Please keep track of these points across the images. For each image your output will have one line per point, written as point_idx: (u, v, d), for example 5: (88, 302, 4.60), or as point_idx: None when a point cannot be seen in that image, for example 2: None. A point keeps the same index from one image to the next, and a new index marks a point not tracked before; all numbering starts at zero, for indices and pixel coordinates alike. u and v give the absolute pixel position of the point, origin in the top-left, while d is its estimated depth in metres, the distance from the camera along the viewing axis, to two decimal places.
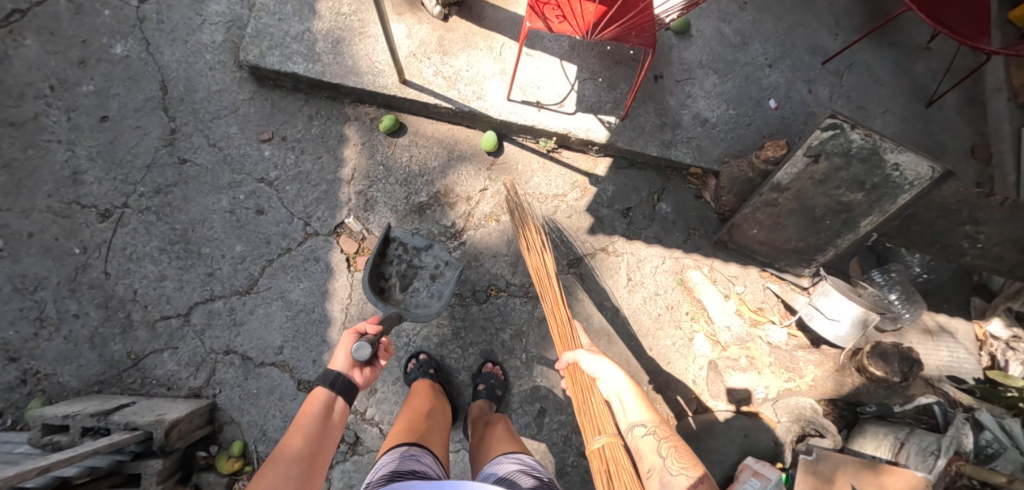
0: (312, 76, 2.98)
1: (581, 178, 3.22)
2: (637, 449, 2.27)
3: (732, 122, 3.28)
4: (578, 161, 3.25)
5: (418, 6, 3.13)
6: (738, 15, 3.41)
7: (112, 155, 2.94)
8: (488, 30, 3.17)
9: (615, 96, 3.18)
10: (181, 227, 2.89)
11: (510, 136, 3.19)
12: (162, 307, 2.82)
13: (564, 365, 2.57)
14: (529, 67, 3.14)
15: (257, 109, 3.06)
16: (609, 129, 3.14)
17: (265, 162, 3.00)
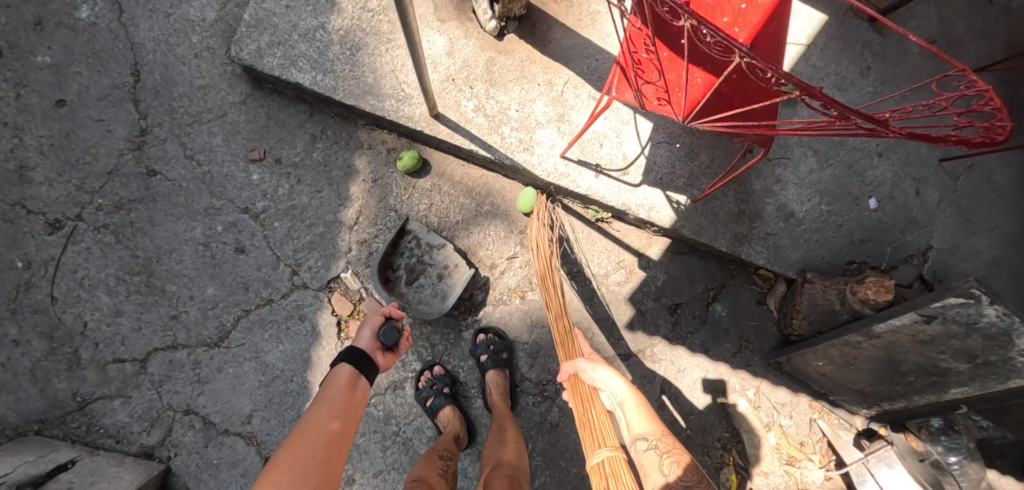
0: (320, 90, 2.37)
1: (629, 258, 2.74)
2: (642, 466, 1.84)
3: (821, 220, 2.70)
4: (629, 237, 2.75)
5: (466, 15, 2.48)
6: (856, 83, 2.78)
7: (67, 151, 2.39)
8: (549, 59, 2.52)
9: (692, 170, 2.60)
10: (147, 256, 2.41)
11: (556, 196, 2.67)
12: (116, 348, 2.39)
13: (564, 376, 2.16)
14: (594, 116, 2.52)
15: (248, 118, 2.48)
16: (676, 211, 2.62)
17: (253, 188, 2.47)
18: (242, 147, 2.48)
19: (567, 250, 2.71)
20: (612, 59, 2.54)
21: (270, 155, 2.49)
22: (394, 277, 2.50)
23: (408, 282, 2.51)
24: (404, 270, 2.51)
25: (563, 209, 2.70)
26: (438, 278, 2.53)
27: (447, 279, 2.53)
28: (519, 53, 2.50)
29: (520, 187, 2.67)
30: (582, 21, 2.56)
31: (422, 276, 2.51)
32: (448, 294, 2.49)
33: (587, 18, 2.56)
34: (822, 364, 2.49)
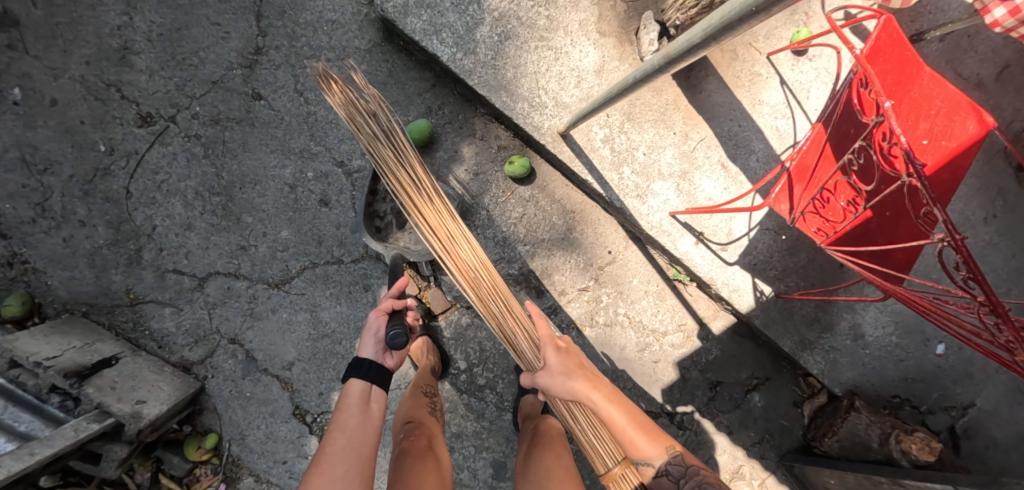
0: (455, 68, 2.20)
1: (691, 323, 2.75)
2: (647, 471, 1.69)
3: (885, 350, 2.70)
4: (699, 303, 2.74)
5: (627, 38, 2.28)
6: (975, 227, 2.67)
7: (176, 46, 2.27)
8: (694, 109, 2.39)
9: (785, 263, 2.56)
10: (231, 179, 2.32)
11: (646, 245, 2.63)
12: (178, 259, 2.36)
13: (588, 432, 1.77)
14: (715, 183, 2.41)
15: (370, 70, 2.33)
16: (757, 300, 2.59)
17: (352, 144, 2.35)
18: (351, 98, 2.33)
19: (635, 299, 2.67)
20: (754, 130, 2.42)
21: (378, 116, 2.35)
22: (381, 221, 2.23)
23: (397, 225, 2.25)
24: (392, 213, 2.25)
25: (648, 259, 2.65)
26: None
27: None
28: (665, 94, 2.37)
29: (614, 225, 2.59)
30: (740, 79, 2.41)
31: (410, 217, 2.26)
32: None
33: (747, 78, 2.41)
34: (832, 482, 2.48)
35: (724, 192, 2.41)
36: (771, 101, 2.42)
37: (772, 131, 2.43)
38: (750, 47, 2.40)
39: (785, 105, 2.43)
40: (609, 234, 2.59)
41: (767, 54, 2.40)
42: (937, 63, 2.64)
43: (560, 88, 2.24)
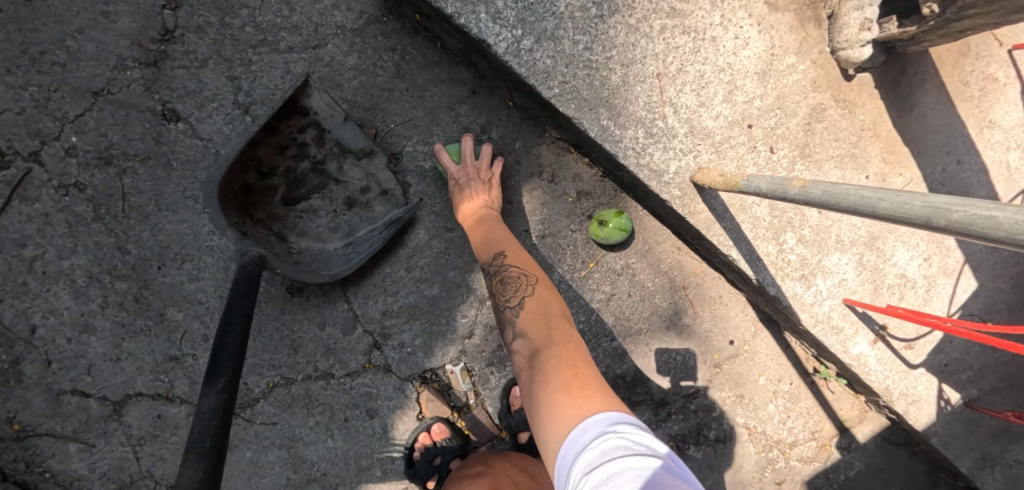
0: (514, 68, 1.25)
1: (825, 429, 1.76)
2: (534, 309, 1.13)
3: None
4: (840, 403, 1.75)
5: (809, 16, 1.34)
6: None
7: (30, 30, 1.31)
8: (897, 135, 1.42)
9: (985, 362, 1.59)
10: (143, 254, 1.43)
11: (781, 327, 1.68)
12: (76, 376, 1.50)
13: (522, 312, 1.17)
14: (913, 251, 1.47)
15: (360, 66, 1.37)
16: (940, 413, 1.61)
17: (325, 193, 1.36)
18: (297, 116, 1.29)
19: (756, 404, 1.72)
20: (979, 169, 1.42)
21: (329, 131, 1.33)
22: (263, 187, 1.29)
23: (285, 199, 1.33)
24: (283, 178, 1.31)
25: (788, 351, 1.72)
26: (345, 207, 1.38)
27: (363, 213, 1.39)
28: (863, 115, 1.40)
29: (743, 303, 1.67)
30: (968, 85, 1.40)
31: (317, 196, 1.36)
32: (356, 237, 1.38)
33: (976, 84, 1.40)
34: None
35: (923, 265, 1.47)
36: (1004, 123, 1.42)
37: (998, 169, 1.43)
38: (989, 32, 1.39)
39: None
40: (734, 318, 1.68)
41: (1010, 47, 1.40)
42: None
43: (699, 104, 1.31)
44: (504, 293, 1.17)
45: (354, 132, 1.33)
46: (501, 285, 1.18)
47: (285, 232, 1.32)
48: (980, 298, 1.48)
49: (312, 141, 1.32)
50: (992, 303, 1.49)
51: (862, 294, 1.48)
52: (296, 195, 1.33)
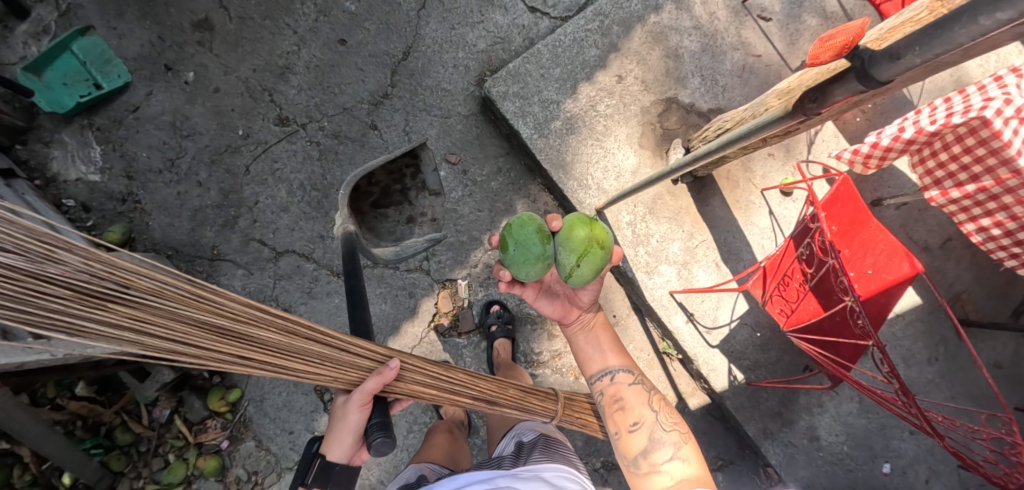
0: (530, 145, 2.88)
1: (670, 394, 3.12)
2: (639, 400, 2.24)
3: (836, 455, 3.07)
4: (681, 378, 3.15)
5: (660, 154, 2.99)
6: (920, 365, 3.30)
7: (325, 77, 2.96)
8: (700, 217, 3.01)
9: (755, 357, 3.03)
10: (332, 181, 2.90)
11: (643, 316, 3.12)
12: (266, 232, 2.84)
13: (621, 381, 2.27)
14: (709, 276, 2.99)
15: (464, 130, 3.01)
16: (730, 383, 3.01)
17: (400, 207, 2.17)
18: (410, 154, 2.15)
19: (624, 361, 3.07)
20: (744, 244, 3.03)
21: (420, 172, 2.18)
22: (364, 191, 2.11)
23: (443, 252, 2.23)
24: (378, 190, 2.13)
25: (645, 330, 3.12)
26: (406, 221, 2.17)
27: (415, 224, 2.19)
28: (680, 200, 3.00)
29: (623, 296, 3.12)
30: (739, 202, 3.04)
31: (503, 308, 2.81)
32: (407, 243, 2.09)
33: (744, 202, 3.04)
34: None
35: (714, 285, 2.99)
36: (760, 224, 3.04)
37: (758, 247, 3.03)
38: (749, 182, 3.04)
39: (770, 230, 3.05)
40: (617, 301, 3.11)
41: (762, 188, 3.05)
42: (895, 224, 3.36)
43: (605, 176, 2.92)
44: (658, 407, 2.25)
45: (436, 178, 2.19)
46: (659, 403, 2.26)
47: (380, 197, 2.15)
48: (751, 316, 3.04)
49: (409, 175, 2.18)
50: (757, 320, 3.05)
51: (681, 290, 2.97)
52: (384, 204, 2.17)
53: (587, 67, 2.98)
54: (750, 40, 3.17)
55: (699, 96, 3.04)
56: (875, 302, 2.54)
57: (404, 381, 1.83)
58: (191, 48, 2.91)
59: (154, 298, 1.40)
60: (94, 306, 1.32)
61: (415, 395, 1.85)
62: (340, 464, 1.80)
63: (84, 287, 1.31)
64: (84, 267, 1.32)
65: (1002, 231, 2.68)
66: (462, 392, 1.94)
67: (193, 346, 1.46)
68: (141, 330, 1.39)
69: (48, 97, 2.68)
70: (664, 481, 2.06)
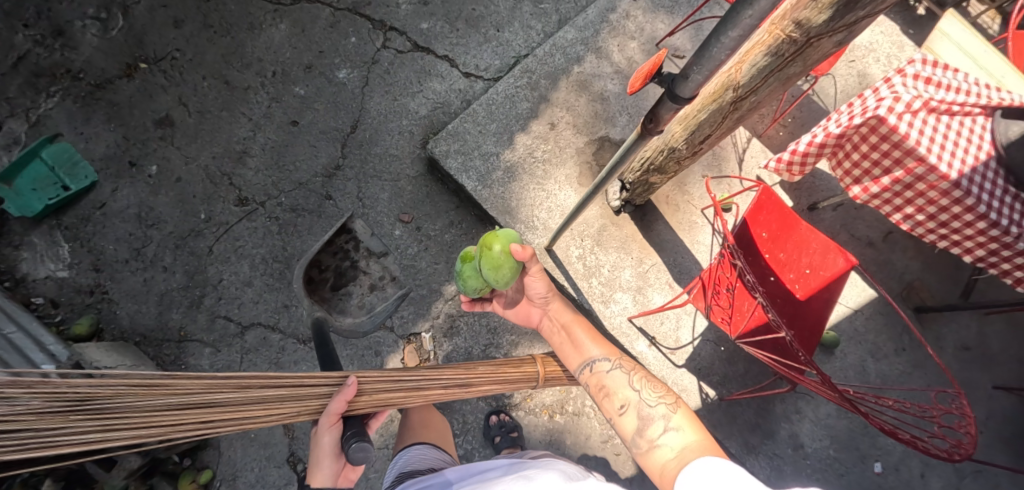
0: (475, 195, 3.06)
1: None
2: (619, 383, 2.27)
3: (825, 461, 3.07)
4: None
5: None
6: (889, 358, 3.42)
7: (280, 157, 3.17)
8: (648, 242, 3.16)
9: (724, 371, 3.10)
10: (293, 251, 3.03)
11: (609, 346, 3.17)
12: (231, 308, 2.92)
13: (601, 365, 2.32)
14: (665, 298, 3.10)
15: (414, 189, 3.19)
16: (704, 400, 3.06)
17: (358, 279, 2.34)
18: (345, 231, 2.32)
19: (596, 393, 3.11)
20: (693, 263, 3.20)
21: (364, 242, 2.37)
22: (319, 278, 2.23)
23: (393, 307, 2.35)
24: (331, 272, 2.27)
25: None
26: (369, 289, 2.36)
27: (379, 292, 2.37)
28: (626, 228, 3.15)
29: None
30: (682, 224, 3.23)
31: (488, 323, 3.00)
32: (376, 309, 2.30)
33: (686, 223, 3.23)
34: None
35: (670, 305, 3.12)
36: (705, 242, 3.23)
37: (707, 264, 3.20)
38: (688, 203, 3.24)
39: (715, 246, 3.23)
40: None
41: (701, 208, 3.25)
42: (836, 225, 3.59)
43: (552, 215, 3.09)
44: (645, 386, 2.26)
45: (378, 242, 2.40)
46: (645, 381, 2.27)
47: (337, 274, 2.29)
48: (712, 331, 3.14)
49: (353, 248, 2.34)
50: (717, 334, 3.13)
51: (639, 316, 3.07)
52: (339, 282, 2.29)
53: (520, 119, 3.22)
54: (667, 79, 3.52)
55: (628, 132, 3.31)
56: (818, 298, 2.67)
57: (368, 392, 1.87)
58: (154, 144, 3.17)
59: (133, 399, 1.48)
60: (78, 421, 1.39)
61: (387, 401, 1.93)
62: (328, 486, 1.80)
63: (65, 397, 1.38)
64: (61, 387, 1.38)
65: (924, 215, 2.94)
66: (430, 386, 2.05)
67: (178, 424, 1.54)
68: (126, 432, 1.45)
69: (17, 202, 2.87)
70: (665, 454, 2.00)
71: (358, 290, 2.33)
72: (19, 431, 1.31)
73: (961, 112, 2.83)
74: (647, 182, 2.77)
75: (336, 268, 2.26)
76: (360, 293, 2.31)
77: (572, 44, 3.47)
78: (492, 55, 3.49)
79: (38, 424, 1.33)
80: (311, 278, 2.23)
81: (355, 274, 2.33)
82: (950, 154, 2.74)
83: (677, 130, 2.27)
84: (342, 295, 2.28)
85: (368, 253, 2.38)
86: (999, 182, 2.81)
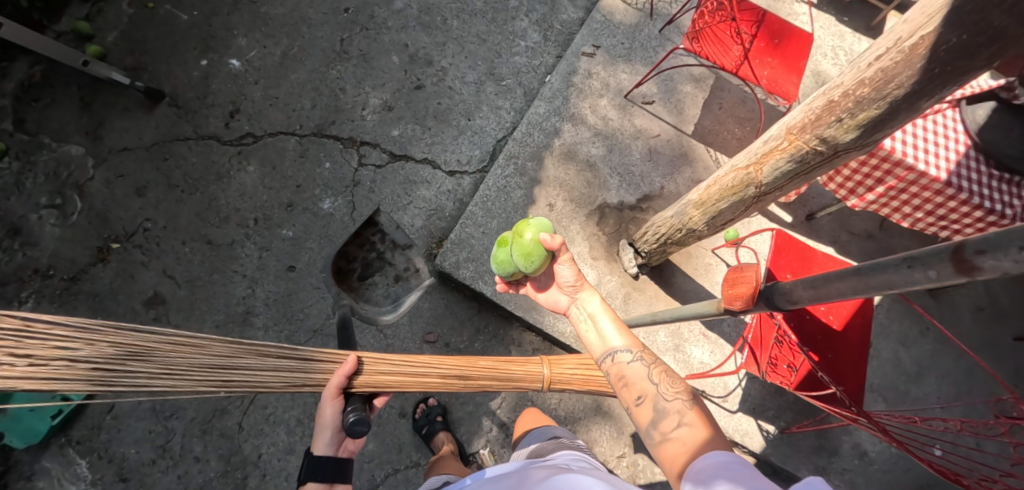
0: (496, 299, 3.02)
1: None
2: (626, 370, 1.89)
3: (893, 462, 3.14)
4: None
5: (613, 257, 3.23)
6: (918, 341, 3.53)
7: (287, 308, 3.04)
8: (673, 298, 3.19)
9: (777, 404, 3.15)
10: None
11: None
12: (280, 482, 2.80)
13: (613, 348, 1.93)
14: (702, 349, 3.15)
15: (430, 305, 3.11)
16: (766, 438, 3.10)
17: (384, 271, 2.50)
18: (370, 224, 2.48)
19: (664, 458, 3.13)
20: (720, 305, 3.25)
21: (388, 234, 2.50)
22: (348, 269, 2.38)
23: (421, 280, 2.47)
24: (359, 262, 2.43)
25: None
26: (395, 278, 2.51)
27: (404, 282, 2.53)
28: (648, 291, 3.18)
29: None
30: (698, 269, 3.27)
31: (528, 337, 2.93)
32: (400, 297, 2.45)
33: (702, 268, 3.27)
34: None
35: (710, 353, 3.15)
36: (725, 281, 3.29)
37: None
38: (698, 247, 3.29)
39: None
40: None
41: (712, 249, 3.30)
42: (837, 227, 3.68)
43: None
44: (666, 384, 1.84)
45: (403, 234, 2.50)
46: (665, 374, 1.86)
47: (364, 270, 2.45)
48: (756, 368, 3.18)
49: (378, 240, 2.50)
50: None
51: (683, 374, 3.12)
52: (366, 273, 2.46)
53: (518, 209, 3.22)
54: (643, 129, 3.58)
55: (623, 193, 3.36)
56: (855, 325, 2.75)
57: (366, 372, 1.69)
58: (149, 327, 3.00)
59: (169, 354, 1.41)
60: (133, 367, 1.36)
61: (385, 387, 1.71)
62: (327, 454, 1.79)
63: (113, 352, 1.34)
64: (86, 351, 1.31)
65: (923, 212, 3.06)
66: (435, 375, 1.78)
67: (208, 387, 1.44)
68: (185, 391, 1.42)
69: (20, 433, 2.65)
70: (675, 451, 1.66)
71: (386, 281, 2.50)
72: (78, 363, 1.30)
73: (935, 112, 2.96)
74: (665, 251, 2.82)
75: (363, 258, 2.43)
76: (387, 283, 2.48)
77: (545, 117, 3.48)
78: (470, 146, 3.47)
79: (104, 361, 1.33)
80: (340, 268, 2.37)
81: (384, 265, 2.53)
82: (938, 156, 2.84)
83: (695, 214, 2.34)
84: (370, 287, 2.44)
85: (392, 246, 2.52)
86: (991, 167, 2.90)
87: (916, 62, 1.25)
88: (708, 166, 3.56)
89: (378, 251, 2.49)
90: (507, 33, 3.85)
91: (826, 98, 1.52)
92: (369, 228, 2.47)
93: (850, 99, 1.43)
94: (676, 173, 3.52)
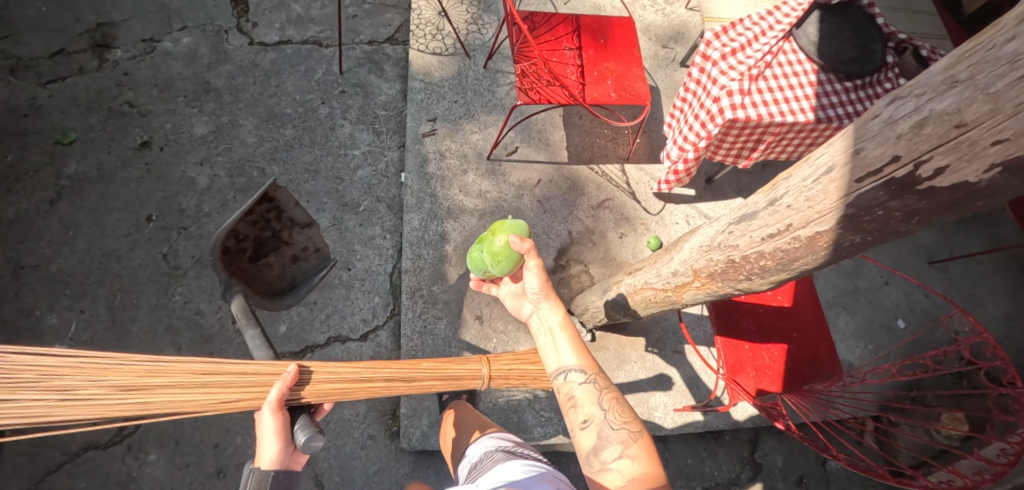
0: None
1: (747, 454, 3.25)
2: (575, 395, 2.02)
3: (874, 357, 3.32)
4: (739, 435, 3.26)
5: None
6: None
7: None
8: (634, 336, 3.18)
9: None
10: None
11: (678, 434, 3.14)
12: None
13: (567, 366, 2.06)
14: (682, 366, 3.17)
15: (423, 480, 2.87)
16: None
17: (279, 251, 2.24)
18: (264, 199, 2.17)
19: (700, 471, 3.17)
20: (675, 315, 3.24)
21: (286, 211, 2.22)
22: (236, 250, 2.13)
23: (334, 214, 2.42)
24: (250, 242, 2.17)
25: (687, 441, 3.19)
26: (292, 260, 2.25)
27: (304, 262, 2.27)
28: (609, 346, 3.17)
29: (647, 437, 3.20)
30: None
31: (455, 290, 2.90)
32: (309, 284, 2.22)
33: None
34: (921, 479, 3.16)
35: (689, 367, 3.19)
36: None
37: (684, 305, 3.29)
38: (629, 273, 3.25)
39: None
40: None
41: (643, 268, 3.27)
42: None
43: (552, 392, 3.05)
44: (616, 409, 1.99)
45: (304, 211, 2.24)
46: (617, 400, 2.02)
47: (253, 256, 2.19)
48: None
49: (274, 218, 2.20)
50: None
51: (678, 399, 3.13)
52: (258, 254, 2.20)
53: (451, 338, 3.02)
54: (522, 182, 3.35)
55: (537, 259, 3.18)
56: (801, 295, 2.79)
57: (311, 386, 1.78)
58: None
59: (15, 365, 1.52)
60: None
61: (327, 393, 1.80)
62: (278, 469, 1.60)
63: None
64: None
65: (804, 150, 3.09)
66: (375, 375, 1.91)
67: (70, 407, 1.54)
68: (65, 417, 1.54)
69: None
70: (613, 481, 1.82)
71: (281, 263, 2.24)
72: (19, 375, 1.51)
73: (776, 53, 2.85)
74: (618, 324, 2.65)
75: (253, 237, 2.16)
76: (283, 265, 2.24)
77: (424, 227, 3.18)
78: (366, 299, 3.10)
79: (24, 364, 1.53)
80: (226, 249, 2.12)
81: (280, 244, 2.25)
82: (799, 100, 2.81)
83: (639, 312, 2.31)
84: (263, 268, 2.20)
85: (290, 227, 2.24)
86: (845, 82, 2.89)
87: (819, 250, 1.38)
88: (600, 186, 3.42)
89: (275, 228, 2.21)
90: (335, 151, 3.42)
91: (726, 257, 1.64)
92: (263, 202, 2.16)
93: (754, 266, 1.58)
94: (573, 207, 3.36)
